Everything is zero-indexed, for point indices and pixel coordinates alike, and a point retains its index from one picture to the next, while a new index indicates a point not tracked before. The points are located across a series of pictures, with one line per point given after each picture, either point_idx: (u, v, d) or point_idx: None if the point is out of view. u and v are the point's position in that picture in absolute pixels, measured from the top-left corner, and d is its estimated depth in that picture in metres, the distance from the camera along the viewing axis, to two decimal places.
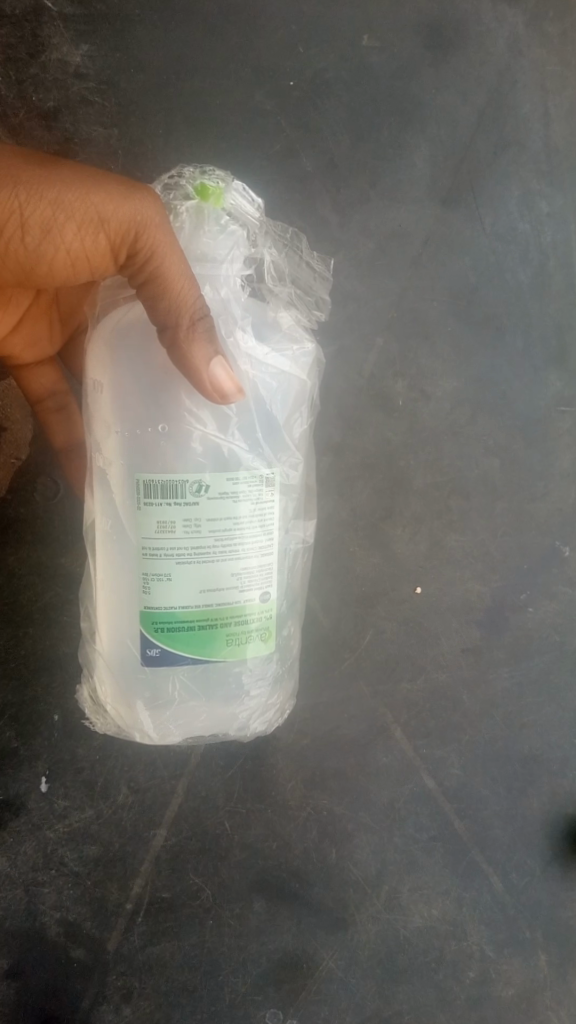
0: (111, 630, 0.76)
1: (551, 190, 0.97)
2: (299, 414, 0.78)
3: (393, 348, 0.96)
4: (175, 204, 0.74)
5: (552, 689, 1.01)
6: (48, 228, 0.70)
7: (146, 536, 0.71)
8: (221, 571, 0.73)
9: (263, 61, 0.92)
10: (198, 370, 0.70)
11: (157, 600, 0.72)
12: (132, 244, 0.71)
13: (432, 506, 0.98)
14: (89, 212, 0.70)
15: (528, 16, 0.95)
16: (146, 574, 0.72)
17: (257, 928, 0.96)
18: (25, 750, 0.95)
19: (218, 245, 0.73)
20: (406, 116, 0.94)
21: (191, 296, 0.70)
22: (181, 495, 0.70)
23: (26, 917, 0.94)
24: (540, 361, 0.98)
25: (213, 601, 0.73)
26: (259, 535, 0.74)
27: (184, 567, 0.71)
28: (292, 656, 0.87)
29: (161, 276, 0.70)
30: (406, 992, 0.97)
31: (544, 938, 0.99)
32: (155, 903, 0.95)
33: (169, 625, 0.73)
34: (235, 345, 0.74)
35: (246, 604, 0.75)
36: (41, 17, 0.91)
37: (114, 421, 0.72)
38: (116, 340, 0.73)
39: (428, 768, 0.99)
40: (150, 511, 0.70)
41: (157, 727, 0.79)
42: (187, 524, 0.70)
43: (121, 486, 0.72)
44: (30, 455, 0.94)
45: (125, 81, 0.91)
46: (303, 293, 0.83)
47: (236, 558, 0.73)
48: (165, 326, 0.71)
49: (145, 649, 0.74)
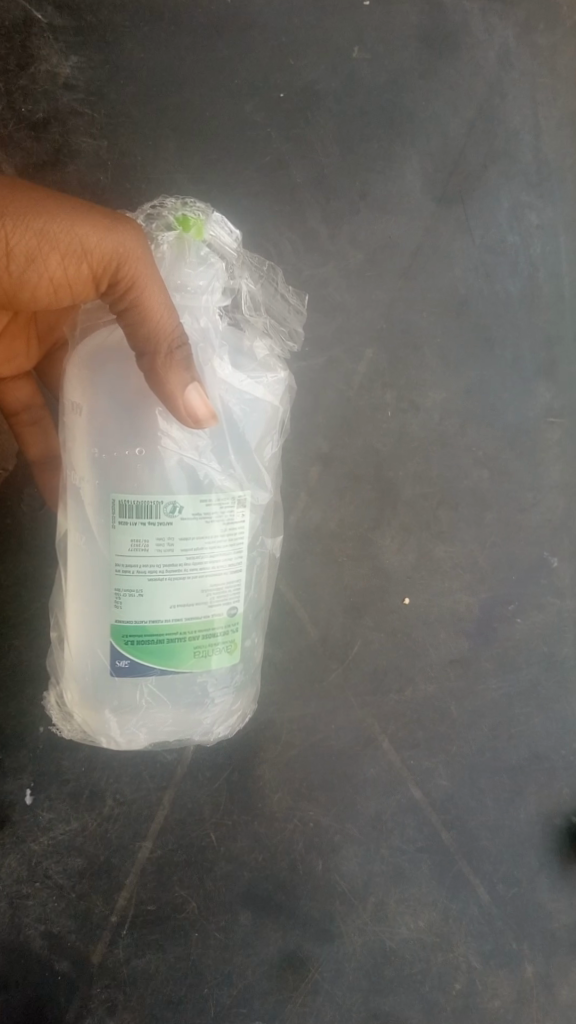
0: (82, 643, 0.76)
1: (541, 202, 0.97)
2: (270, 438, 0.78)
3: (382, 359, 0.96)
4: (156, 234, 0.74)
5: (540, 701, 1.01)
6: (33, 257, 0.69)
7: (120, 552, 0.71)
8: (192, 588, 0.73)
9: (254, 72, 0.92)
10: (173, 395, 0.70)
11: (129, 614, 0.72)
12: (114, 274, 0.71)
13: (421, 518, 0.98)
14: (73, 242, 0.70)
15: (519, 30, 0.95)
16: (118, 589, 0.71)
17: (243, 939, 0.95)
18: (10, 762, 0.94)
19: (198, 277, 0.73)
20: (397, 127, 0.94)
21: (170, 324, 0.70)
22: (155, 515, 0.70)
23: (10, 930, 0.94)
24: (529, 372, 0.98)
25: (183, 616, 0.73)
26: (229, 553, 0.74)
27: (157, 586, 0.71)
28: (256, 663, 0.86)
29: (141, 306, 0.70)
30: (392, 1003, 0.97)
31: (531, 948, 0.99)
32: (140, 916, 0.95)
33: (139, 638, 0.73)
34: (212, 373, 0.74)
35: (214, 618, 0.75)
36: (30, 27, 0.90)
37: (89, 443, 0.71)
38: (93, 362, 0.73)
39: (416, 780, 0.99)
40: (124, 529, 0.70)
41: (124, 733, 0.79)
42: (160, 542, 0.70)
43: (95, 506, 0.72)
44: (17, 466, 0.93)
45: (114, 93, 0.91)
46: (277, 323, 0.83)
47: (205, 576, 0.73)
48: (144, 352, 0.70)
49: (114, 659, 0.74)
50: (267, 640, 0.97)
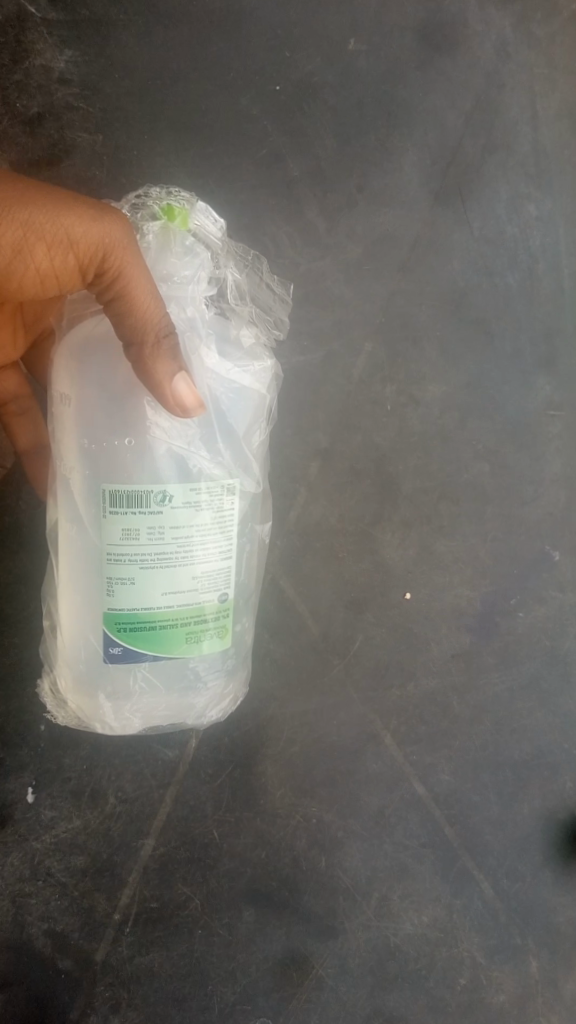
0: (75, 631, 0.76)
1: (539, 194, 0.96)
2: (258, 426, 0.78)
3: (381, 353, 0.95)
4: (141, 225, 0.73)
5: (542, 695, 1.01)
6: (19, 248, 0.69)
7: (111, 542, 0.70)
8: (183, 576, 0.72)
9: (250, 66, 0.92)
10: (160, 385, 0.69)
11: (121, 602, 0.72)
12: (100, 264, 0.70)
13: (421, 512, 0.98)
14: (59, 232, 0.69)
15: (516, 20, 0.95)
16: (109, 578, 0.71)
17: (246, 936, 0.95)
18: (12, 760, 0.94)
19: (184, 266, 0.73)
20: (394, 120, 0.94)
21: (156, 314, 0.70)
22: (146, 504, 0.69)
23: (13, 929, 0.93)
24: (529, 365, 0.98)
25: (174, 604, 0.73)
26: (219, 540, 0.73)
27: (148, 575, 0.71)
28: (247, 647, 0.86)
29: (127, 296, 0.70)
30: (396, 999, 0.96)
31: (536, 944, 0.99)
32: (143, 913, 0.94)
33: (131, 626, 0.73)
34: (199, 363, 0.73)
35: (205, 605, 0.74)
36: (24, 22, 0.90)
37: (78, 433, 0.71)
38: (82, 351, 0.73)
39: (419, 776, 0.98)
40: (116, 519, 0.70)
41: (118, 719, 0.79)
42: (151, 531, 0.70)
43: (86, 496, 0.71)
44: (15, 461, 0.93)
45: (109, 87, 0.91)
46: (262, 313, 0.82)
47: (196, 563, 0.73)
48: (131, 341, 0.70)
49: (107, 647, 0.74)
50: (268, 637, 0.97)
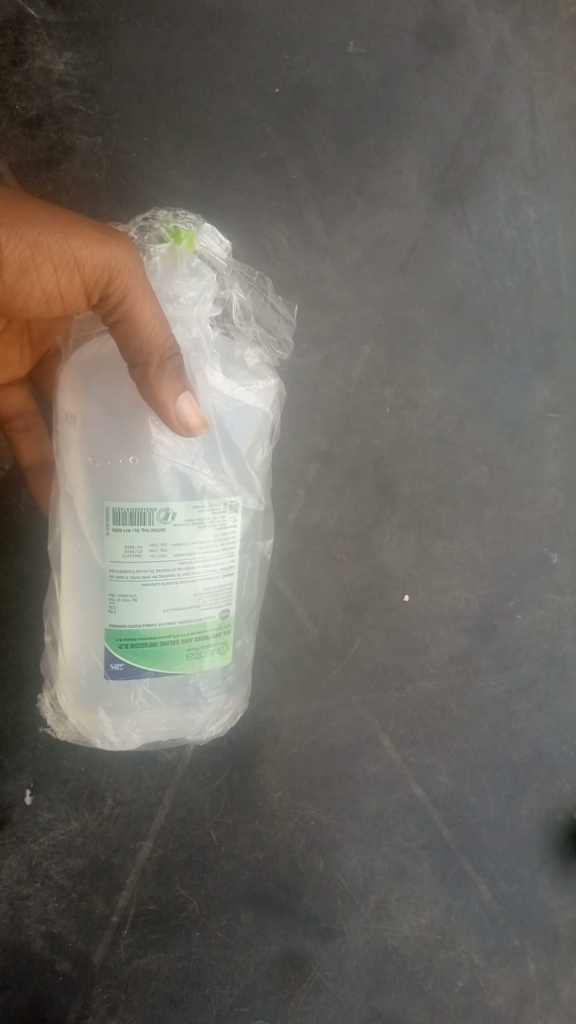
0: (76, 645, 0.76)
1: (538, 197, 0.96)
2: (261, 444, 0.78)
3: (380, 356, 0.95)
4: (148, 245, 0.74)
5: (540, 697, 1.01)
6: (25, 266, 0.69)
7: (113, 558, 0.70)
8: (184, 592, 0.72)
9: (249, 68, 0.92)
10: (165, 404, 0.69)
11: (123, 619, 0.72)
12: (105, 286, 0.70)
13: (420, 514, 0.98)
14: (66, 253, 0.69)
15: (516, 22, 0.95)
16: (112, 594, 0.71)
17: (244, 938, 0.95)
18: (10, 762, 0.94)
19: (189, 287, 0.73)
20: (393, 122, 0.94)
21: (162, 337, 0.70)
22: (149, 521, 0.69)
23: (11, 931, 0.93)
24: (527, 368, 0.98)
25: (176, 620, 0.73)
26: (221, 557, 0.74)
27: (150, 592, 0.71)
28: (247, 662, 0.86)
29: (132, 318, 0.70)
30: (394, 1001, 0.96)
31: (533, 945, 0.99)
32: (141, 915, 0.94)
33: (133, 641, 0.73)
34: (204, 382, 0.73)
35: (206, 621, 0.75)
36: (24, 24, 0.90)
37: (82, 451, 0.71)
38: (87, 369, 0.73)
39: (417, 778, 0.98)
40: (119, 536, 0.70)
41: (118, 734, 0.79)
42: (153, 548, 0.70)
43: (89, 512, 0.71)
44: (14, 464, 0.93)
45: (108, 89, 0.91)
46: (266, 330, 0.84)
47: (197, 580, 0.73)
48: (136, 363, 0.70)
49: (108, 662, 0.74)
50: (267, 639, 0.97)
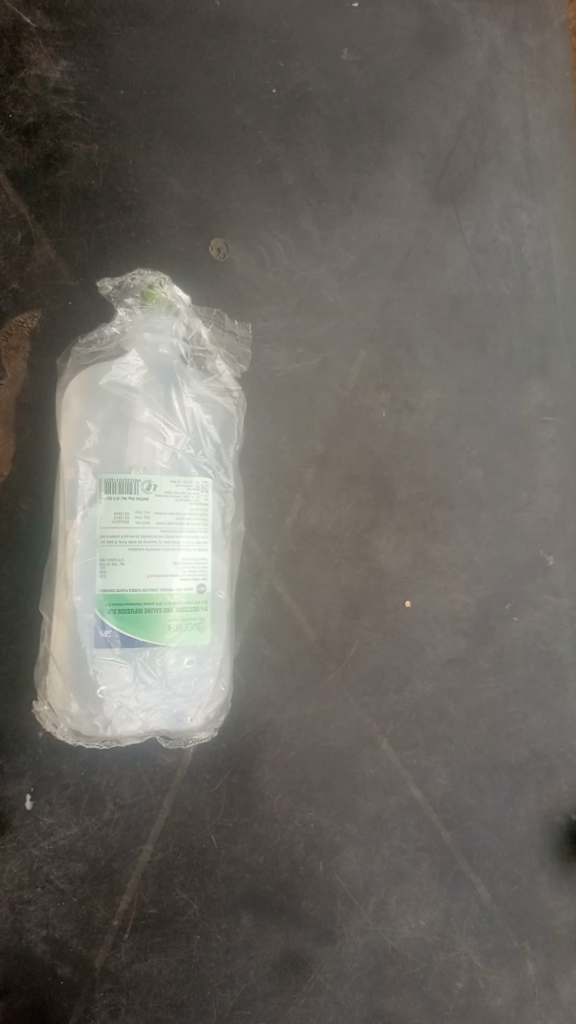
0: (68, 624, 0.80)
1: (531, 201, 0.97)
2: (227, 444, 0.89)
3: (376, 359, 0.96)
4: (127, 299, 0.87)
5: (538, 698, 1.01)
6: None
7: (104, 526, 0.78)
8: (165, 558, 0.80)
9: (245, 75, 0.93)
10: None
11: (113, 583, 0.78)
12: None
13: (416, 517, 0.99)
14: None
15: (507, 30, 0.96)
16: (102, 559, 0.78)
17: (244, 941, 0.96)
18: (9, 767, 0.94)
19: (160, 321, 0.85)
20: (387, 129, 0.95)
21: None
22: (134, 490, 0.79)
23: (12, 935, 0.93)
24: (522, 372, 0.99)
25: (157, 585, 0.79)
26: (199, 530, 0.81)
27: (136, 554, 0.79)
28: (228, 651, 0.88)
29: None
30: (394, 1004, 0.96)
31: (532, 946, 0.99)
32: (142, 918, 0.95)
33: (121, 605, 0.78)
34: (178, 388, 0.84)
35: (186, 590, 0.80)
36: (21, 34, 0.91)
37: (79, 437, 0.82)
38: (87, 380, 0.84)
39: (415, 780, 0.99)
40: (109, 503, 0.79)
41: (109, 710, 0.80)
42: (139, 515, 0.79)
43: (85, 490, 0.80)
44: (12, 471, 0.92)
45: (105, 97, 0.92)
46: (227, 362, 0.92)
47: (177, 548, 0.80)
48: None
49: (98, 629, 0.78)
50: (265, 644, 0.97)
